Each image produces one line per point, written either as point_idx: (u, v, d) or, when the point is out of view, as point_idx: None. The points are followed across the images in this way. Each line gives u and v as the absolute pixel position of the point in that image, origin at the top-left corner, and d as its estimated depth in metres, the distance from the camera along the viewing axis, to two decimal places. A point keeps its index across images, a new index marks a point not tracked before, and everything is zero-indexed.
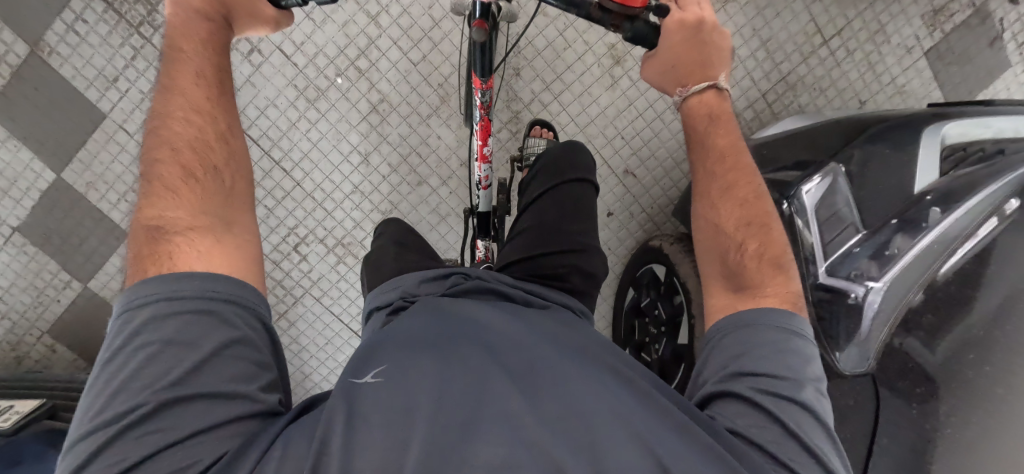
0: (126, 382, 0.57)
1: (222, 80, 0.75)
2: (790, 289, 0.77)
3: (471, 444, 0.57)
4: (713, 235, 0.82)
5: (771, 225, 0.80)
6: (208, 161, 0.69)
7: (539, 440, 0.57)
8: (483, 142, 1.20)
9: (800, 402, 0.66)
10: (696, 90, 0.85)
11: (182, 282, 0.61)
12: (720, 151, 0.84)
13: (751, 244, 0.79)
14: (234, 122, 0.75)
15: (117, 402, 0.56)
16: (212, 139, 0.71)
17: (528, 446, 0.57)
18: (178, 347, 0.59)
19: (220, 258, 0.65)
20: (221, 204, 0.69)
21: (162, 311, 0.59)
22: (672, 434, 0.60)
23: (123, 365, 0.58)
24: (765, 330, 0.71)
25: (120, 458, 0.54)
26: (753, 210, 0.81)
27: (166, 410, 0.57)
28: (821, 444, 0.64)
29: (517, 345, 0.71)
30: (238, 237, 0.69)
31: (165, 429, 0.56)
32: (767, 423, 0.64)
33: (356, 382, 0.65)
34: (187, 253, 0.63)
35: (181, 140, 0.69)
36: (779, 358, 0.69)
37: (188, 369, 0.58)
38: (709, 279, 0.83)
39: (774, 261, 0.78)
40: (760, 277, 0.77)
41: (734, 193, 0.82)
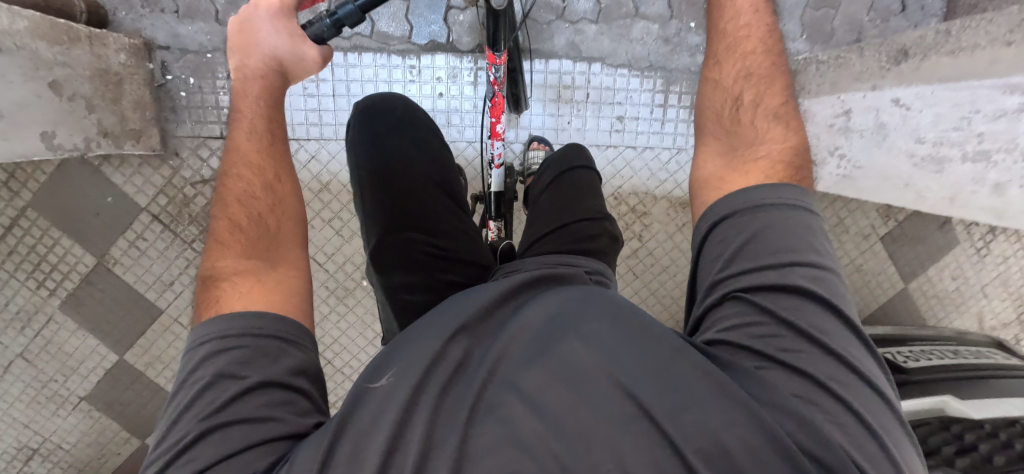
0: (182, 412, 0.63)
1: (279, 133, 0.84)
2: (789, 141, 0.75)
3: (461, 432, 0.58)
4: (713, 91, 0.82)
5: (774, 77, 0.78)
6: (254, 212, 0.78)
7: (529, 423, 0.58)
8: (497, 120, 1.20)
9: (793, 290, 0.64)
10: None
11: (231, 320, 0.68)
12: (735, 12, 0.82)
13: (749, 96, 0.78)
14: (282, 168, 0.83)
15: (176, 428, 0.62)
16: (258, 188, 0.80)
17: (514, 425, 0.58)
18: (224, 380, 0.64)
19: (262, 295, 0.72)
20: (265, 248, 0.77)
21: (214, 348, 0.66)
22: (671, 367, 0.60)
23: (184, 396, 0.64)
24: (767, 214, 0.68)
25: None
26: (757, 61, 0.79)
27: (210, 435, 0.61)
28: (829, 331, 0.62)
29: (516, 310, 0.70)
30: (282, 275, 0.76)
31: (204, 454, 0.59)
32: (768, 322, 0.63)
33: (371, 385, 0.64)
34: (233, 295, 0.72)
35: (233, 195, 0.79)
36: (777, 243, 0.66)
37: (230, 398, 0.63)
38: (704, 136, 0.82)
39: (772, 113, 0.77)
40: (755, 131, 0.76)
41: (739, 46, 0.80)
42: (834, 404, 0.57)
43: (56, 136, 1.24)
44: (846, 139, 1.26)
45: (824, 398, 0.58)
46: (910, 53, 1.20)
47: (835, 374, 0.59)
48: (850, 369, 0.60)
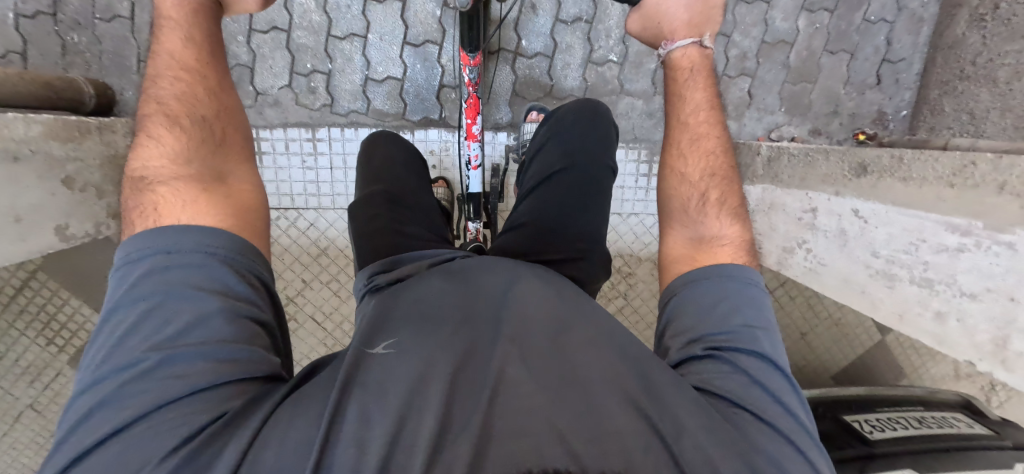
0: (124, 338, 0.67)
1: (215, 52, 0.92)
2: (743, 238, 0.91)
3: (479, 412, 0.61)
4: (679, 182, 0.97)
5: (729, 181, 0.96)
6: (195, 116, 0.85)
7: (547, 414, 0.61)
8: (472, 121, 1.28)
9: (756, 354, 0.73)
10: (681, 45, 0.98)
11: (180, 233, 0.74)
12: (698, 116, 0.98)
13: (712, 194, 0.95)
14: (222, 82, 0.91)
15: (120, 353, 0.66)
16: (199, 93, 0.87)
17: (529, 412, 0.62)
18: (171, 307, 0.69)
19: (205, 198, 0.79)
20: (206, 151, 0.84)
21: (158, 271, 0.70)
22: (667, 390, 0.67)
23: (125, 321, 0.68)
24: (715, 287, 0.82)
25: (126, 404, 0.62)
26: (715, 163, 0.96)
27: (156, 362, 0.65)
28: (785, 391, 0.71)
29: (523, 302, 0.75)
30: (222, 187, 0.81)
31: (157, 385, 0.63)
32: (738, 376, 0.72)
33: (371, 350, 0.69)
34: (170, 203, 0.77)
35: (168, 97, 0.85)
36: (742, 317, 0.77)
37: (181, 327, 0.67)
38: (669, 217, 0.96)
39: (732, 211, 0.93)
40: (717, 224, 0.92)
41: (700, 145, 0.97)
42: (794, 451, 0.65)
43: (75, 180, 1.18)
44: (813, 235, 1.09)
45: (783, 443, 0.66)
46: (867, 170, 1.04)
47: (795, 429, 0.67)
48: (799, 420, 0.69)
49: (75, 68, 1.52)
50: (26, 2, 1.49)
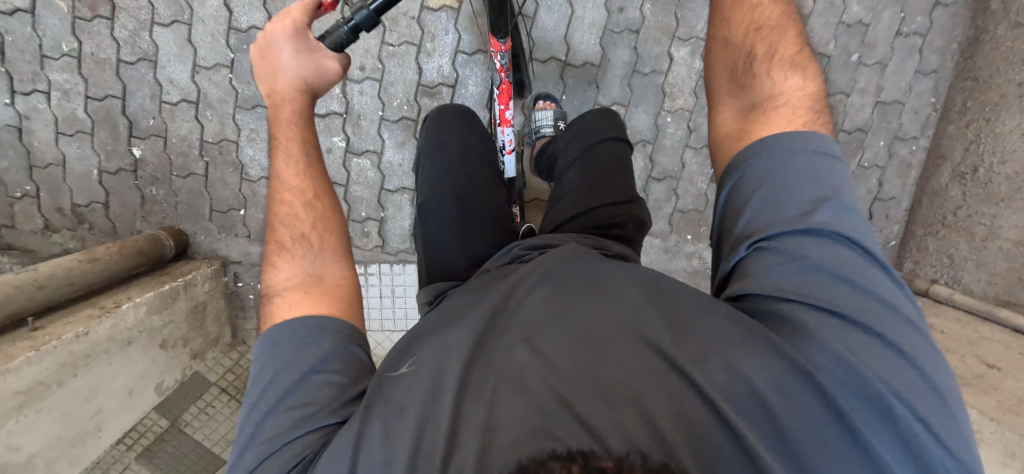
0: (246, 409, 0.76)
1: (315, 163, 1.01)
2: (808, 88, 0.90)
3: (486, 401, 0.65)
4: (725, 46, 0.97)
5: (784, 33, 0.94)
6: (299, 233, 0.95)
7: (553, 389, 0.65)
8: (505, 106, 1.32)
9: (835, 230, 0.75)
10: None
11: (291, 326, 0.82)
12: None
13: (760, 49, 0.94)
14: (321, 189, 1.00)
15: (245, 421, 0.75)
16: (300, 208, 0.97)
17: (533, 388, 0.65)
18: (277, 379, 0.76)
19: (307, 304, 0.86)
20: (312, 261, 0.92)
21: (269, 353, 0.80)
22: (705, 334, 0.69)
23: (248, 395, 0.77)
24: (791, 154, 0.82)
25: (246, 454, 0.71)
26: (768, 21, 0.95)
27: (268, 425, 0.72)
28: (852, 267, 0.73)
29: (537, 284, 0.79)
30: (324, 287, 0.89)
31: (270, 441, 0.70)
32: (791, 263, 0.74)
33: (392, 373, 0.73)
34: (282, 306, 0.87)
35: (281, 221, 0.97)
36: (800, 196, 0.79)
37: (285, 393, 0.74)
38: (719, 78, 0.98)
39: (785, 60, 0.93)
40: (768, 75, 0.92)
41: (745, 3, 0.96)
42: (862, 329, 0.68)
43: (168, 341, 1.52)
44: None
45: (853, 332, 0.68)
46: None
47: (871, 308, 0.70)
48: (884, 301, 0.71)
49: (154, 216, 1.76)
50: (109, 161, 1.72)
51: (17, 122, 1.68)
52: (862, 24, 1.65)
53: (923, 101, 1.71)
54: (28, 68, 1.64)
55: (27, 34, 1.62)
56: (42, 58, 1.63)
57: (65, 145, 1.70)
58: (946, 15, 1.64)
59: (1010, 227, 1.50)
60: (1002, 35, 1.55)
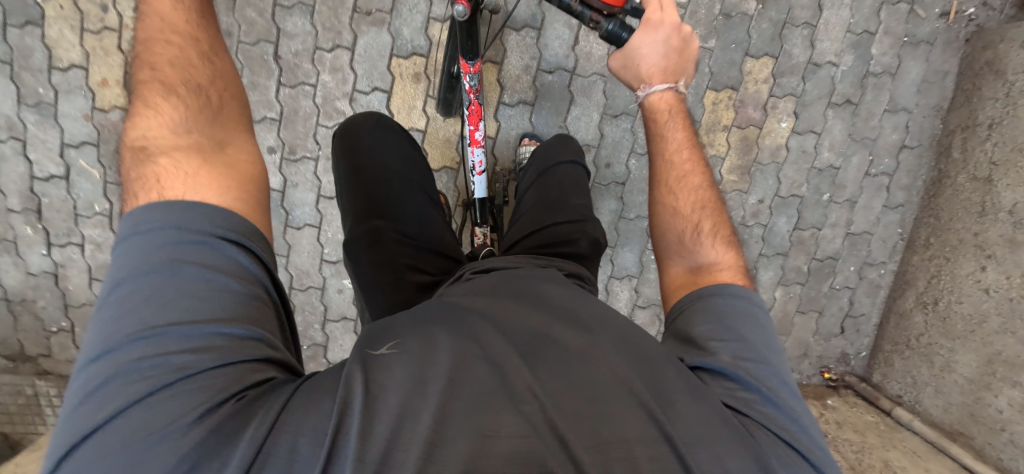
0: (130, 308, 0.56)
1: (203, 4, 0.76)
2: (741, 261, 0.91)
3: (481, 416, 0.56)
4: (673, 217, 0.97)
5: (719, 214, 0.96)
6: (192, 81, 0.71)
7: (547, 416, 0.58)
8: (476, 127, 1.17)
9: (753, 361, 0.72)
10: (658, 89, 0.96)
11: (189, 206, 0.62)
12: (684, 159, 0.99)
13: (705, 224, 0.95)
14: (218, 40, 0.76)
15: (126, 326, 0.55)
16: (195, 56, 0.73)
17: (530, 415, 0.57)
18: (188, 279, 0.58)
19: (211, 177, 0.66)
20: (209, 124, 0.70)
21: (164, 238, 0.60)
22: (691, 405, 0.64)
23: (131, 292, 0.57)
24: (707, 303, 0.80)
25: (136, 377, 0.53)
26: (706, 200, 0.97)
27: (170, 342, 0.55)
28: (788, 398, 0.70)
29: (527, 316, 0.73)
30: (228, 159, 0.69)
31: (181, 364, 0.54)
32: (749, 391, 0.69)
33: (372, 351, 0.65)
34: (171, 173, 0.64)
35: (162, 58, 0.71)
36: (759, 337, 0.75)
37: (201, 302, 0.57)
38: (666, 250, 0.96)
39: (726, 238, 0.94)
40: (714, 251, 0.91)
41: (687, 181, 0.98)
42: (808, 468, 0.64)
43: None
44: None
45: (790, 457, 0.64)
46: None
47: (796, 438, 0.66)
48: (808, 434, 0.67)
49: None
50: None
51: (53, 269, 1.53)
52: (833, 170, 1.71)
53: (890, 231, 1.79)
54: (63, 224, 1.50)
55: (61, 196, 1.48)
56: (74, 215, 1.50)
57: (98, 290, 1.56)
58: (912, 156, 1.72)
59: (964, 363, 1.54)
60: (963, 183, 1.62)
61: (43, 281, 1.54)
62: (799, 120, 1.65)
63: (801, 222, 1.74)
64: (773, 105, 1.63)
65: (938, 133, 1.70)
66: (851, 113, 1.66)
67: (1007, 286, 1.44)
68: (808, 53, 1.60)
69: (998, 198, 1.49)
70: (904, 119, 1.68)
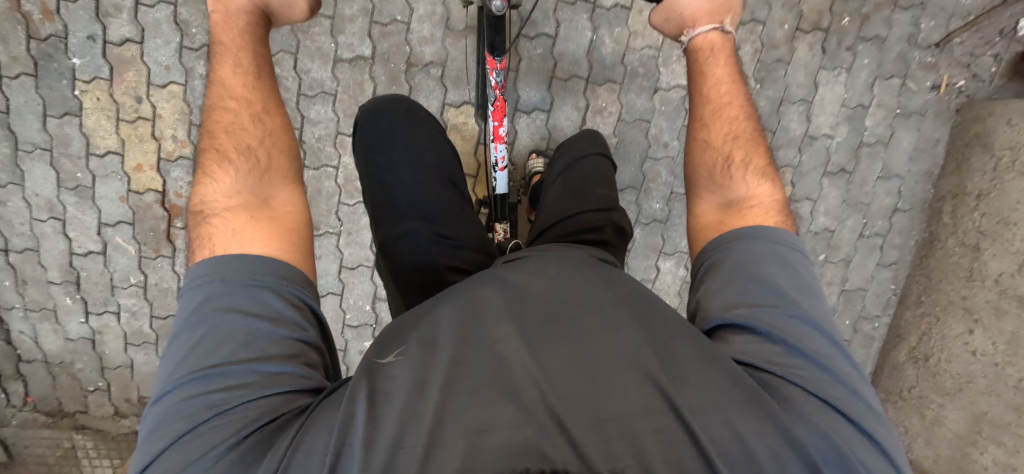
0: (189, 351, 0.67)
1: (266, 76, 0.92)
2: (777, 198, 0.85)
3: (478, 406, 0.60)
4: (705, 151, 0.91)
5: (757, 147, 0.90)
6: (244, 144, 0.84)
7: (548, 404, 0.60)
8: (499, 123, 1.12)
9: (794, 317, 0.70)
10: (704, 30, 0.94)
11: (231, 260, 0.74)
12: (723, 87, 0.93)
13: (737, 155, 0.89)
14: (272, 103, 0.91)
15: (187, 365, 0.66)
16: (247, 120, 0.86)
17: (525, 400, 0.61)
18: (234, 325, 0.68)
19: (257, 235, 0.77)
20: (257, 180, 0.83)
21: (217, 289, 0.71)
22: (705, 373, 0.64)
23: (190, 338, 0.68)
24: (750, 251, 0.77)
25: (184, 414, 0.63)
26: (743, 131, 0.90)
27: (221, 377, 0.65)
28: (832, 354, 0.68)
29: (531, 292, 0.74)
30: (271, 213, 0.80)
31: (228, 395, 0.64)
32: (773, 342, 0.69)
33: (379, 360, 0.69)
34: (224, 231, 0.77)
35: (222, 126, 0.85)
36: (788, 284, 0.73)
37: (245, 345, 0.67)
38: (697, 188, 0.91)
39: (759, 170, 0.88)
40: (743, 184, 0.86)
41: (723, 113, 0.92)
42: (839, 414, 0.63)
43: None
44: None
45: (828, 413, 0.63)
46: None
47: (839, 395, 0.65)
48: (854, 392, 0.66)
49: None
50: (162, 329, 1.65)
51: (91, 336, 1.64)
52: (828, 231, 1.71)
53: (884, 286, 1.79)
54: (101, 295, 1.61)
55: (99, 269, 1.59)
56: (112, 286, 1.60)
57: (134, 353, 1.66)
58: (904, 218, 1.71)
59: (953, 418, 1.57)
60: (952, 247, 1.61)
61: (82, 345, 1.65)
62: (795, 189, 1.68)
63: (829, 164, 1.66)
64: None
65: (931, 197, 1.69)
66: (846, 181, 1.67)
67: (992, 352, 1.47)
68: (816, 60, 1.57)
69: (983, 266, 1.50)
70: (896, 185, 1.68)
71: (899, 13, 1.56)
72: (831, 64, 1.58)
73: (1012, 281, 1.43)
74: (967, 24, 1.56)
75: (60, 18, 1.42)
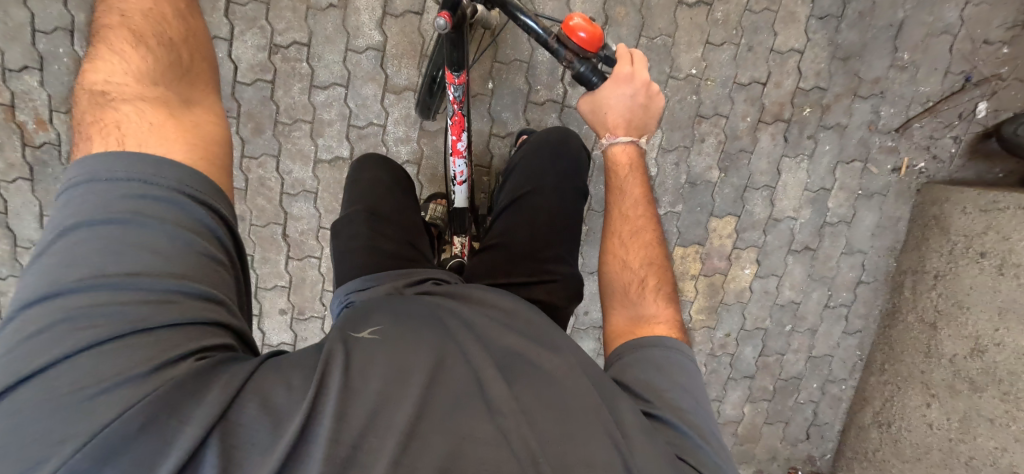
0: (75, 256, 0.57)
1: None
2: (679, 320, 0.87)
3: (459, 420, 0.59)
4: (620, 268, 0.92)
5: (665, 272, 0.93)
6: (163, 33, 0.73)
7: (526, 426, 0.60)
8: (458, 137, 1.08)
9: (696, 421, 0.70)
10: (622, 141, 0.93)
11: (150, 151, 0.63)
12: (639, 207, 0.95)
13: (651, 280, 0.91)
14: (192, 4, 0.79)
15: (68, 274, 0.56)
16: (169, 10, 0.75)
17: (505, 426, 0.59)
18: (135, 233, 0.59)
19: (171, 131, 0.67)
20: (175, 80, 0.72)
21: (115, 185, 0.60)
22: (648, 436, 0.64)
23: (76, 241, 0.58)
24: (655, 354, 0.77)
25: (85, 326, 0.54)
26: (654, 254, 0.93)
27: (115, 293, 0.56)
28: (727, 468, 0.67)
29: (519, 327, 0.74)
30: (192, 116, 0.70)
31: (123, 316, 0.55)
32: (675, 441, 0.67)
33: (353, 335, 0.68)
34: (129, 117, 0.65)
35: (134, 9, 0.73)
36: (690, 393, 0.73)
37: (148, 258, 0.59)
38: (609, 301, 0.91)
39: (669, 296, 0.90)
40: (654, 307, 0.87)
41: (639, 235, 0.94)
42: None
43: None
44: None
45: None
46: None
47: None
48: None
49: None
50: None
51: None
52: (794, 303, 1.73)
53: (850, 352, 1.80)
54: None
55: None
56: None
57: None
58: (868, 290, 1.73)
59: None
60: (912, 322, 1.64)
61: None
62: (761, 266, 1.69)
63: (794, 242, 1.67)
64: (736, 256, 1.68)
65: (893, 270, 1.70)
66: (809, 257, 1.69)
67: (947, 427, 1.49)
68: (781, 146, 1.59)
69: (939, 345, 1.53)
70: (860, 259, 1.70)
71: (860, 102, 1.57)
72: (794, 151, 1.60)
73: (965, 363, 1.46)
74: (927, 110, 1.57)
75: (53, 126, 1.43)
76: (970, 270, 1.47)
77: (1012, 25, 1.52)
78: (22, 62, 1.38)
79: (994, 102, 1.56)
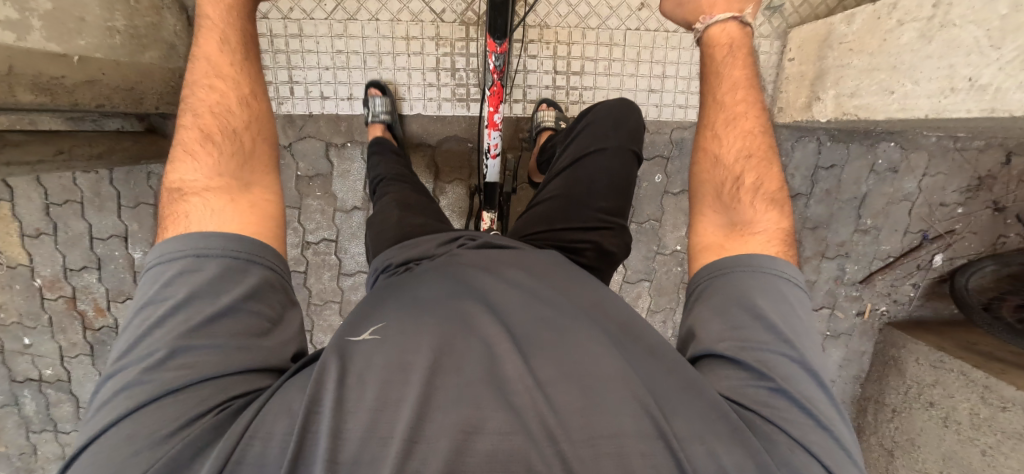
0: (151, 328, 0.62)
1: (248, 52, 0.82)
2: (783, 227, 0.77)
3: (466, 407, 0.57)
4: (712, 165, 0.83)
5: (770, 162, 0.81)
6: (228, 125, 0.76)
7: (538, 409, 0.57)
8: (494, 109, 1.15)
9: (789, 357, 0.65)
10: (719, 20, 0.87)
11: (210, 241, 0.66)
12: (735, 89, 0.85)
13: (749, 176, 0.80)
14: (256, 83, 0.81)
15: (143, 344, 0.61)
16: (233, 101, 0.78)
17: (518, 408, 0.57)
18: (200, 300, 0.63)
19: (234, 217, 0.70)
20: (240, 163, 0.75)
21: (188, 266, 0.65)
22: (683, 399, 0.60)
23: (152, 313, 0.63)
24: (746, 275, 0.71)
25: (141, 390, 0.58)
26: (754, 144, 0.82)
27: (182, 356, 0.60)
28: (820, 402, 0.63)
29: (518, 301, 0.69)
30: (253, 195, 0.74)
31: (182, 373, 0.59)
32: (763, 384, 0.64)
33: (352, 339, 0.65)
34: (199, 209, 0.70)
35: (203, 106, 0.76)
36: (781, 319, 0.67)
37: (207, 319, 0.62)
38: (699, 205, 0.83)
39: (771, 197, 0.79)
40: (752, 212, 0.77)
41: (738, 124, 0.83)
42: (817, 465, 0.59)
43: None
44: None
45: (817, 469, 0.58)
46: None
47: (830, 450, 0.60)
48: (841, 447, 0.61)
49: None
50: None
51: None
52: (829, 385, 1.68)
53: None
54: None
55: None
56: None
57: None
58: None
59: None
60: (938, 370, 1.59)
61: None
62: None
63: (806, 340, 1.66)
64: None
65: None
66: None
67: None
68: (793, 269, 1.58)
69: None
70: None
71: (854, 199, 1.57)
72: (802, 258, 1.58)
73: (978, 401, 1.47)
74: (887, 265, 1.51)
75: (111, 314, 1.48)
76: (918, 414, 1.42)
77: (966, 189, 1.44)
78: (82, 262, 1.43)
79: (949, 252, 1.49)
